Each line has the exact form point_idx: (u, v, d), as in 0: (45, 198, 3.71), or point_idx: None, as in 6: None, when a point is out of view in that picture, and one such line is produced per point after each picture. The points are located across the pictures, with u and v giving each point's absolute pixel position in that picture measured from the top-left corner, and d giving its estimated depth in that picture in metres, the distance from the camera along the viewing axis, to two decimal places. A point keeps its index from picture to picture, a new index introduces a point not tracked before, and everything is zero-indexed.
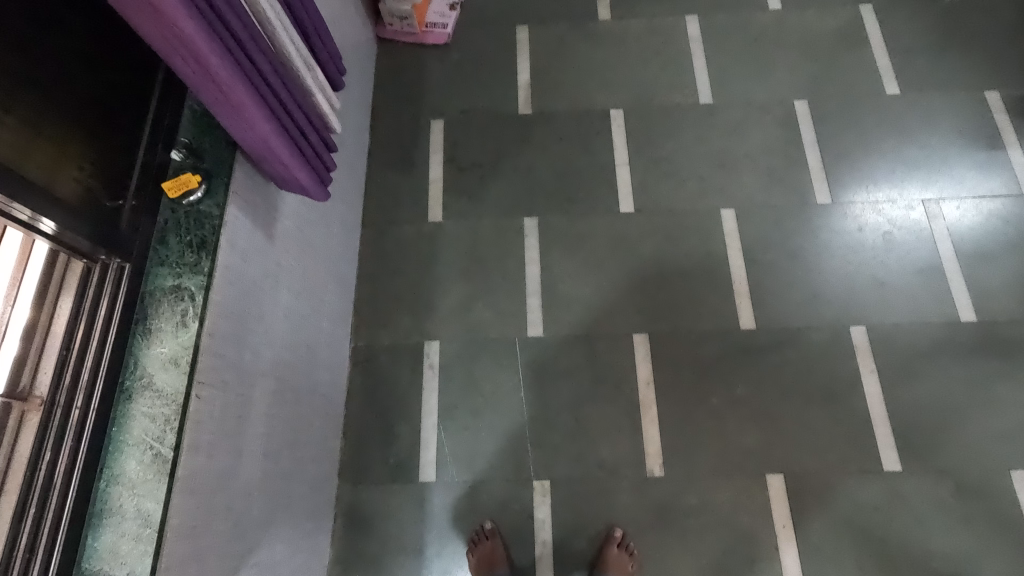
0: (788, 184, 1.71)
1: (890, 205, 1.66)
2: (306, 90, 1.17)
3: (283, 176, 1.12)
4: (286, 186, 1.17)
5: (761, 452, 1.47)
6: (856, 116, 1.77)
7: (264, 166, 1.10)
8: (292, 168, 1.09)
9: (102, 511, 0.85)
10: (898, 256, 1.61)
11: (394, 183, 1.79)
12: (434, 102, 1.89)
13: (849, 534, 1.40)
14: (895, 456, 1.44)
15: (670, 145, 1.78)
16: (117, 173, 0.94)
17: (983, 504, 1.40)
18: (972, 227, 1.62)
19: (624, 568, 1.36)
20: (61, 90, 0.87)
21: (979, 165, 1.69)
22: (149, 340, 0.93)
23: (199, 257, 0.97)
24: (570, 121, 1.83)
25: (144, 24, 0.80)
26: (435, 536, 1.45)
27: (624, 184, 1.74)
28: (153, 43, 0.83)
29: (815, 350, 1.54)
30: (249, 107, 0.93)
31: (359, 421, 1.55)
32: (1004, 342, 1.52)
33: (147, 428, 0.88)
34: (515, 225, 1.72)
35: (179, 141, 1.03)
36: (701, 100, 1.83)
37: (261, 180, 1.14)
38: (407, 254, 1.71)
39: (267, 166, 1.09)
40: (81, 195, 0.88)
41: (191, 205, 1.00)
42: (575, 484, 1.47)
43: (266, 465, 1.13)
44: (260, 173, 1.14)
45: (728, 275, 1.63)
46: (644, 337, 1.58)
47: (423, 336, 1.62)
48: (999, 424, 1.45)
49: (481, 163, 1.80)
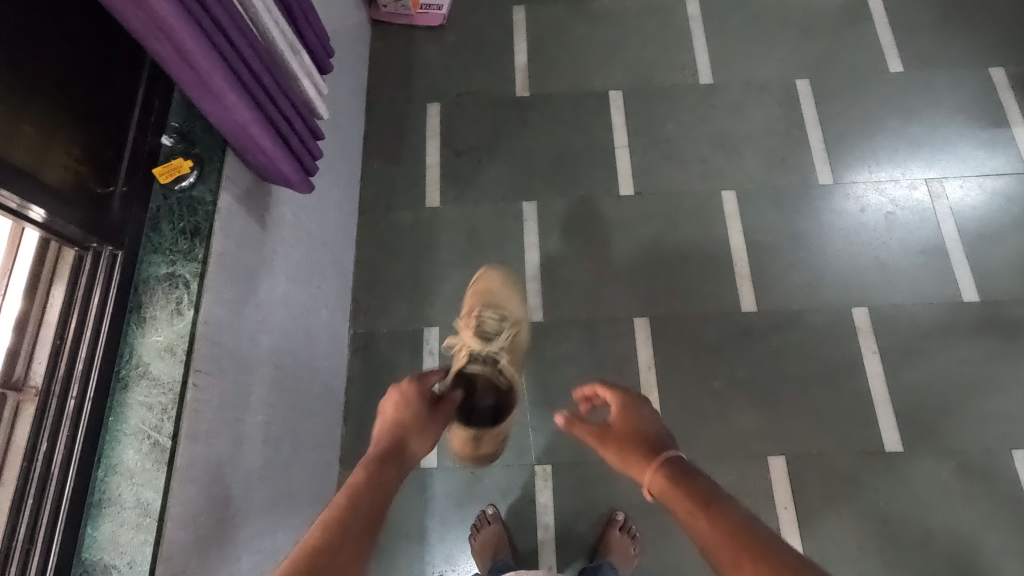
0: (789, 165, 1.69)
1: (893, 184, 1.65)
2: (291, 74, 1.14)
3: (267, 167, 1.09)
4: (270, 179, 1.14)
5: (762, 434, 1.47)
6: (858, 95, 1.75)
7: (248, 157, 1.06)
8: (276, 160, 1.06)
9: (101, 500, 0.84)
10: (900, 237, 1.60)
11: (391, 168, 1.77)
12: (430, 86, 1.86)
13: (850, 515, 1.40)
14: (896, 437, 1.44)
15: (670, 126, 1.76)
16: (108, 159, 0.92)
17: (985, 484, 1.40)
18: (975, 206, 1.61)
19: (627, 550, 1.35)
20: (47, 71, 0.83)
21: (983, 143, 1.67)
22: (144, 328, 0.92)
23: (193, 244, 0.96)
24: (568, 103, 1.80)
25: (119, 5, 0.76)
26: (437, 521, 1.45)
27: (624, 167, 1.72)
28: (130, 24, 0.79)
29: (817, 331, 1.54)
30: (229, 94, 0.90)
31: (359, 408, 1.55)
32: (1007, 322, 1.51)
33: (144, 417, 0.87)
34: (514, 209, 1.70)
35: (169, 125, 1.02)
36: (701, 80, 1.80)
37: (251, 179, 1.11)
38: (405, 240, 1.70)
39: (251, 157, 1.06)
40: (70, 182, 0.86)
41: (184, 190, 0.98)
42: (577, 468, 1.47)
43: (266, 453, 1.12)
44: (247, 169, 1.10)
45: (729, 258, 1.61)
46: (644, 321, 1.57)
47: (422, 322, 1.61)
48: (1001, 404, 1.45)
49: (479, 147, 1.77)
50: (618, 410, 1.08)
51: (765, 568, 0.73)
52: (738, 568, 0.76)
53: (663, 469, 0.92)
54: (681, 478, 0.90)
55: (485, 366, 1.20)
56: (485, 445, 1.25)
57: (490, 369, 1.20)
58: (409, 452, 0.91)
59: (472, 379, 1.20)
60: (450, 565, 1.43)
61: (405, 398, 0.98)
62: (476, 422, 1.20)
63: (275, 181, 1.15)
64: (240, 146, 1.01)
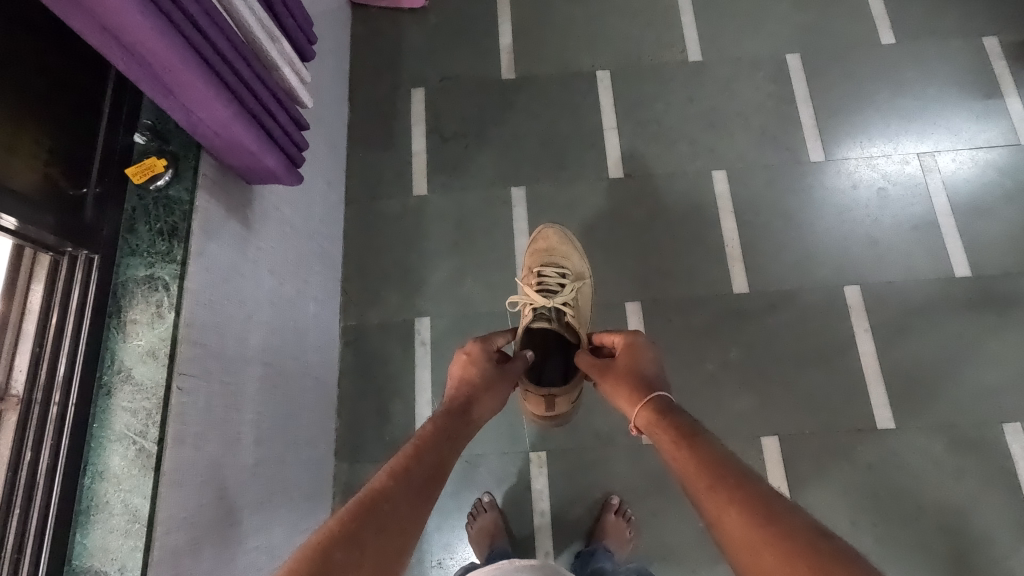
0: (780, 142, 1.67)
1: (885, 159, 1.63)
2: (271, 64, 1.10)
3: (251, 165, 1.07)
4: (254, 177, 1.11)
5: (756, 414, 1.47)
6: (850, 69, 1.72)
7: (229, 159, 1.04)
8: (261, 156, 1.04)
9: (89, 508, 0.84)
10: (892, 213, 1.58)
11: (376, 157, 1.74)
12: (414, 70, 1.82)
13: (843, 492, 1.41)
14: (888, 414, 1.45)
15: (660, 106, 1.73)
16: (79, 159, 0.89)
17: (976, 458, 1.41)
18: (968, 180, 1.59)
19: (622, 534, 1.37)
20: (13, 66, 0.79)
21: (977, 114, 1.64)
22: (125, 332, 0.90)
23: (171, 245, 0.94)
24: (555, 85, 1.77)
25: (79, 18, 0.74)
26: (435, 510, 1.46)
27: (613, 149, 1.70)
28: (89, 38, 0.77)
29: (809, 310, 1.53)
30: (207, 92, 0.87)
31: (352, 400, 1.55)
32: (999, 296, 1.50)
33: (129, 422, 0.87)
34: (502, 195, 1.68)
35: (142, 123, 0.99)
36: (690, 57, 1.77)
37: (232, 177, 1.09)
38: (393, 229, 1.67)
39: (233, 158, 1.04)
40: (41, 186, 0.83)
41: (159, 189, 0.96)
42: (572, 454, 1.47)
43: (259, 451, 1.12)
44: (228, 169, 1.08)
45: (721, 239, 1.60)
46: (636, 305, 1.56)
47: (413, 313, 1.60)
48: (993, 378, 1.45)
49: (465, 132, 1.74)
50: (622, 348, 1.11)
51: (745, 492, 0.76)
52: (712, 493, 0.78)
53: (653, 404, 0.96)
54: (669, 413, 0.94)
55: (551, 321, 1.26)
56: (559, 405, 1.25)
57: (556, 325, 1.26)
58: (474, 410, 1.02)
59: (539, 337, 1.27)
60: (449, 552, 1.44)
61: (473, 358, 1.11)
62: (547, 378, 1.26)
63: (259, 180, 1.13)
64: (219, 144, 0.99)
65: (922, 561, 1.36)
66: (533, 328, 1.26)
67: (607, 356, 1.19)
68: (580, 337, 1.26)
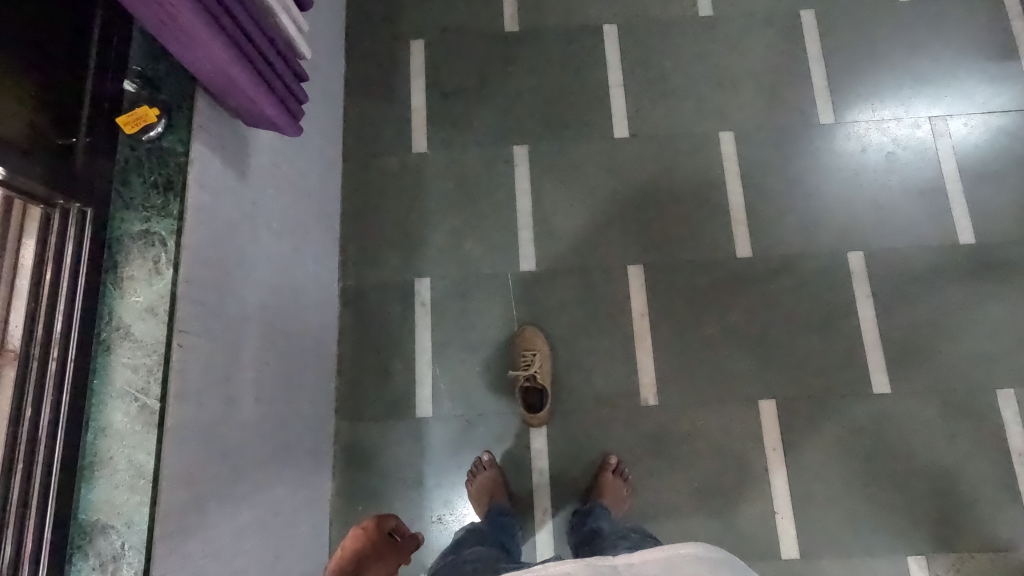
0: (790, 104, 1.62)
1: (896, 122, 1.59)
2: (267, 10, 1.02)
3: (248, 110, 1.04)
4: (251, 121, 1.09)
5: (753, 378, 1.48)
6: (865, 27, 1.66)
7: (228, 101, 1.02)
8: (257, 102, 1.01)
9: (93, 462, 0.84)
10: (900, 178, 1.56)
11: (374, 111, 1.69)
12: (413, 21, 1.74)
13: (837, 455, 1.44)
14: (884, 379, 1.47)
15: (667, 63, 1.67)
16: (67, 102, 0.84)
17: (967, 421, 1.43)
18: (978, 144, 1.56)
19: (619, 494, 1.39)
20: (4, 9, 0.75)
21: (990, 79, 1.60)
22: (123, 289, 0.88)
23: (167, 199, 0.91)
24: (560, 39, 1.70)
25: None
26: (435, 468, 1.48)
27: (619, 108, 1.65)
28: None
29: (811, 276, 1.52)
30: (204, 33, 0.83)
31: (352, 360, 1.54)
32: (1002, 264, 1.50)
33: (130, 378, 0.86)
34: (504, 154, 1.63)
35: (131, 69, 0.92)
36: (701, 12, 1.70)
37: (227, 138, 1.05)
38: (392, 187, 1.64)
39: (230, 101, 1.01)
40: (27, 134, 0.78)
41: (152, 141, 0.92)
42: (570, 415, 1.49)
43: (260, 409, 1.12)
44: (224, 108, 1.05)
45: (726, 203, 1.57)
46: (638, 268, 1.55)
47: (413, 273, 1.58)
48: (988, 345, 1.46)
49: (466, 88, 1.68)
50: None
51: None
52: None
53: None
54: None
55: (535, 355, 1.47)
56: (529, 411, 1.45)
57: (535, 359, 1.47)
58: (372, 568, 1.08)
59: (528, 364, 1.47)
60: (449, 508, 1.46)
61: (369, 534, 1.10)
62: (530, 399, 1.45)
63: (257, 124, 1.10)
64: (214, 83, 0.95)
65: (908, 521, 1.40)
66: (524, 356, 1.48)
67: (692, 436, 1.46)
68: (546, 369, 1.48)
